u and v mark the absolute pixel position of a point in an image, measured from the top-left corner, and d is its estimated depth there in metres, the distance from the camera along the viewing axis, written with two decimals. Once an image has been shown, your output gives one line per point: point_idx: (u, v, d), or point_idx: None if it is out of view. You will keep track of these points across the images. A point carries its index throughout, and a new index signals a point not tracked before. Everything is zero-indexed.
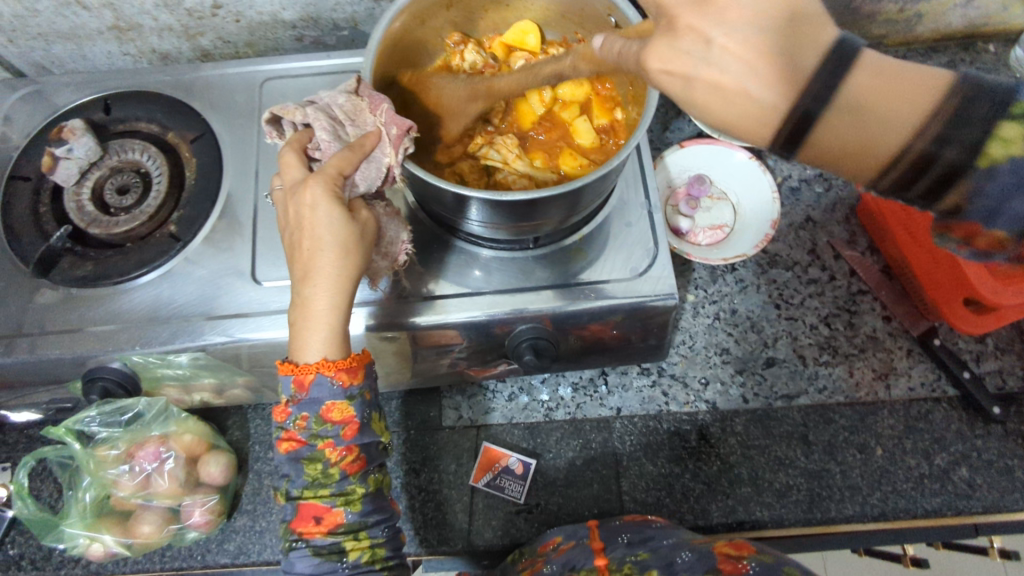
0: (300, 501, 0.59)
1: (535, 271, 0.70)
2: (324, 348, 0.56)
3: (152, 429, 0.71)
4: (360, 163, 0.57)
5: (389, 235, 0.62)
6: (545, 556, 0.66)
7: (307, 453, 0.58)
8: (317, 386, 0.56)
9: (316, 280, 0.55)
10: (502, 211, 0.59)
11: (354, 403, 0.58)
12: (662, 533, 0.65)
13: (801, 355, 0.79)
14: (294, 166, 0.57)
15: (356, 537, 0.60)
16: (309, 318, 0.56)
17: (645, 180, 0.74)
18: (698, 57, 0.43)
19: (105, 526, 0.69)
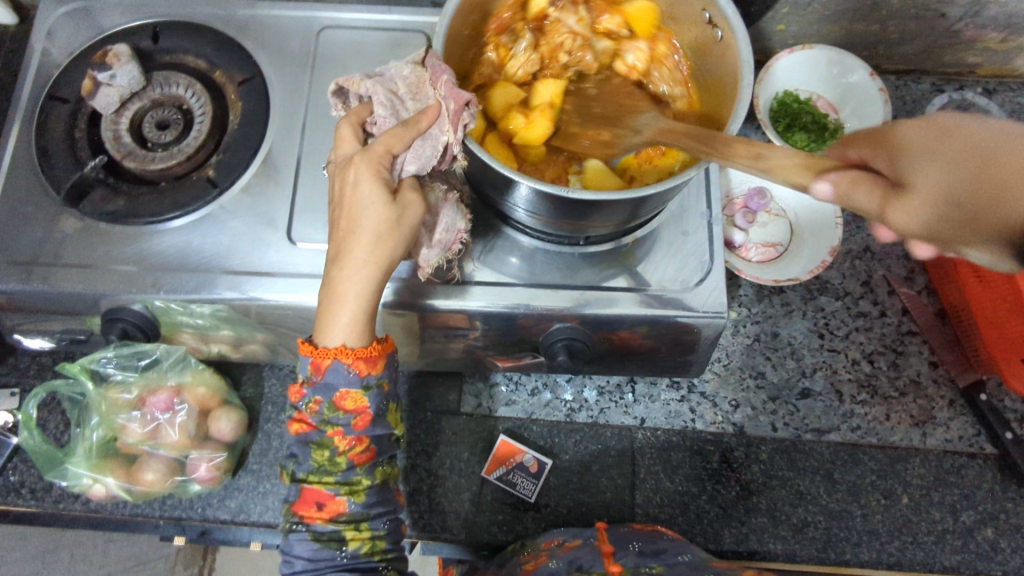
0: (304, 484, 0.59)
1: (581, 269, 0.67)
2: (346, 334, 0.54)
3: (168, 378, 0.69)
4: (415, 142, 0.54)
5: (440, 222, 0.59)
6: (550, 551, 0.64)
7: (316, 438, 0.58)
8: (332, 371, 0.54)
9: (345, 263, 0.52)
10: (558, 206, 0.56)
11: (369, 393, 0.56)
12: (674, 547, 0.64)
13: (838, 390, 0.76)
14: (348, 139, 0.54)
15: (357, 528, 0.59)
16: (335, 302, 0.53)
17: (710, 189, 0.70)
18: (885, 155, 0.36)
19: (109, 469, 0.68)
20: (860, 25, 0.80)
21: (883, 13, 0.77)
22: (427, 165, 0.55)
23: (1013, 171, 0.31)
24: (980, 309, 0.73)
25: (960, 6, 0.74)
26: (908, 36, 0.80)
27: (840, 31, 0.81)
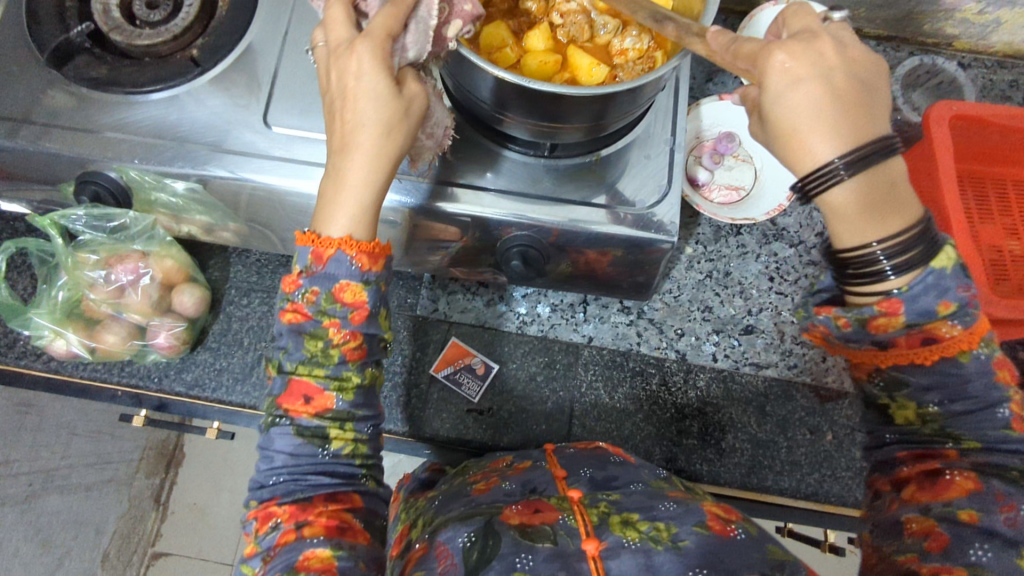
0: (293, 376, 0.55)
1: (543, 179, 0.69)
2: (350, 222, 0.53)
3: (134, 245, 0.71)
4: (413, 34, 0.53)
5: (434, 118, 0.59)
6: (498, 469, 0.67)
7: (311, 327, 0.55)
8: (333, 261, 0.53)
9: (353, 155, 0.52)
10: (522, 101, 0.58)
11: (368, 289, 0.54)
12: (625, 476, 0.63)
13: (780, 329, 0.79)
14: (340, 28, 0.52)
15: (342, 427, 0.56)
16: (340, 193, 0.53)
17: (676, 117, 0.72)
18: (823, 76, 0.41)
19: (72, 326, 0.71)
20: None
21: None
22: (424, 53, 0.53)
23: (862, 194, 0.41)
24: None
25: None
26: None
27: None
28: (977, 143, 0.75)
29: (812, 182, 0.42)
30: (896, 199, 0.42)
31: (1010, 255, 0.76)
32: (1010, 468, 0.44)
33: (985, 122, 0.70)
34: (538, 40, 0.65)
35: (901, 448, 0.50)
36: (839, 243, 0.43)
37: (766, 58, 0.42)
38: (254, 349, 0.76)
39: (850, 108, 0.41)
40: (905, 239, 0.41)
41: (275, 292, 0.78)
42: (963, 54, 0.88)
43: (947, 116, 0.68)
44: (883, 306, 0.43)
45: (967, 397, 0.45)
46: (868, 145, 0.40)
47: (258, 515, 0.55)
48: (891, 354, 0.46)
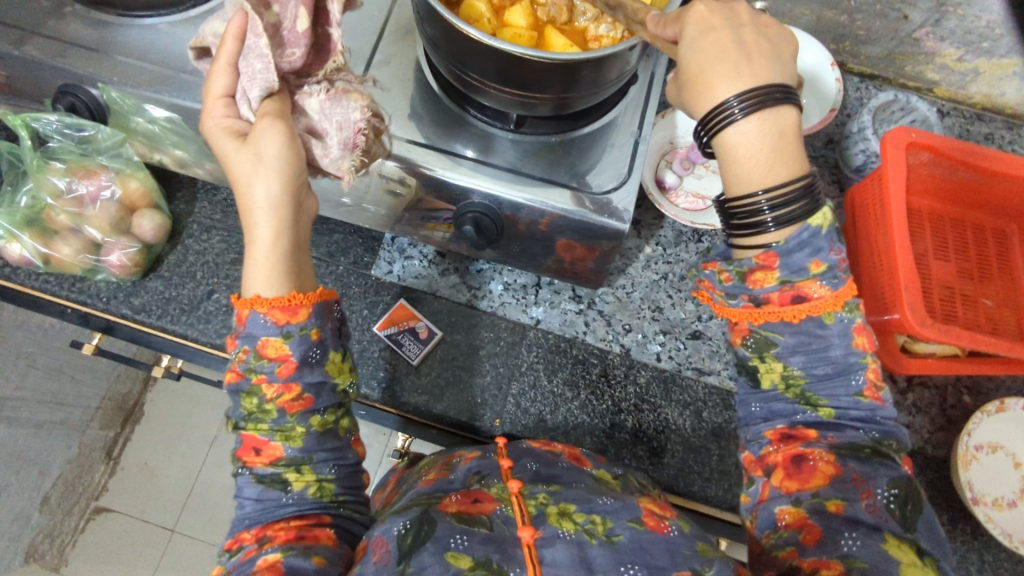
0: (241, 431, 0.48)
1: (507, 152, 0.69)
2: (262, 282, 0.46)
3: (100, 159, 0.72)
4: (281, 37, 0.46)
5: (332, 111, 0.47)
6: (452, 461, 0.61)
7: (246, 386, 0.47)
8: (250, 321, 0.46)
9: (254, 214, 0.45)
10: (485, 63, 0.59)
11: (291, 342, 0.46)
12: (572, 476, 0.58)
13: (727, 339, 0.79)
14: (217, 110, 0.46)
15: (300, 470, 0.47)
16: (248, 258, 0.46)
17: (645, 111, 0.74)
18: (729, 25, 0.44)
19: (28, 231, 0.71)
20: (830, 13, 0.83)
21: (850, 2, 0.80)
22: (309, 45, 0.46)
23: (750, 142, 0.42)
24: (865, 275, 0.73)
25: (921, 10, 0.77)
26: (871, 34, 0.83)
27: (811, 15, 0.84)
28: (939, 179, 0.77)
29: (709, 122, 0.43)
30: (785, 149, 0.42)
31: (960, 294, 0.76)
32: (862, 447, 0.45)
33: (945, 156, 0.72)
34: (519, 16, 0.66)
35: (767, 428, 0.48)
36: (730, 190, 0.44)
37: (685, 10, 0.45)
38: (206, 284, 0.77)
39: (755, 56, 0.43)
40: (790, 191, 0.42)
41: (235, 233, 0.79)
42: (943, 101, 0.90)
43: (904, 139, 0.69)
44: (761, 258, 0.44)
45: (824, 360, 0.46)
46: (763, 89, 0.41)
47: (228, 547, 0.46)
48: (766, 312, 0.45)
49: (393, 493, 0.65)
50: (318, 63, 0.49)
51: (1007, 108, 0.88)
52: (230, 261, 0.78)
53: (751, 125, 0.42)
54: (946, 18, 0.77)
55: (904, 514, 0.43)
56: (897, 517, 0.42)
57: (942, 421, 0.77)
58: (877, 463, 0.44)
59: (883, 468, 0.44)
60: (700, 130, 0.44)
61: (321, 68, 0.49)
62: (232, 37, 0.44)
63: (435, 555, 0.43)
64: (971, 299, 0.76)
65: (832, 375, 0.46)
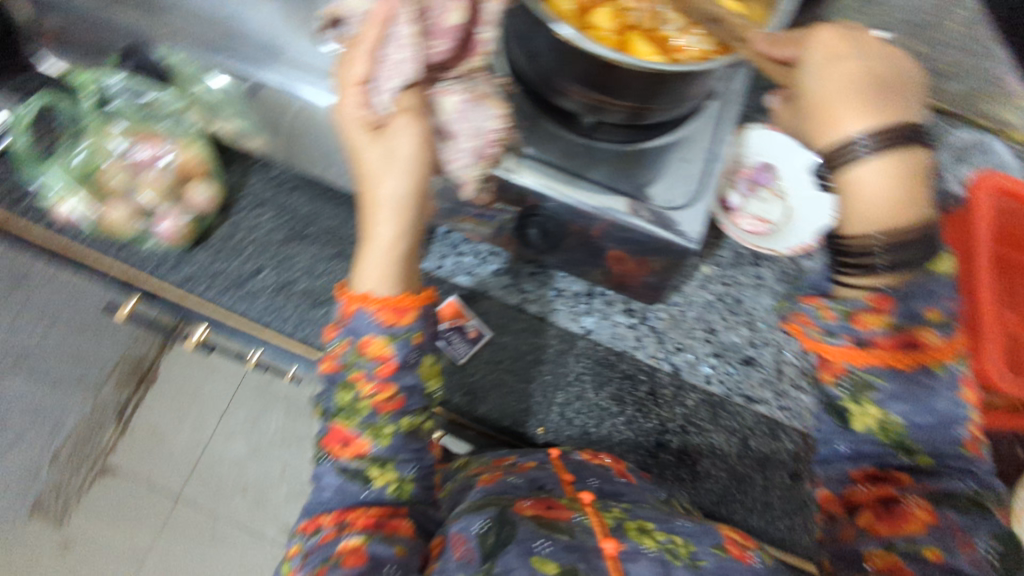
0: (330, 422, 0.50)
1: (577, 156, 0.67)
2: (375, 279, 0.48)
3: (160, 125, 0.72)
4: (427, 27, 0.46)
5: (471, 115, 0.46)
6: (501, 469, 0.59)
7: (342, 377, 0.49)
8: (357, 316, 0.48)
9: (380, 210, 0.47)
10: (572, 65, 0.58)
11: (395, 344, 0.48)
12: (633, 493, 0.56)
13: (781, 368, 0.77)
14: (354, 99, 0.46)
15: (382, 468, 0.49)
16: (367, 251, 0.48)
17: (722, 128, 0.71)
18: (857, 58, 0.49)
19: (82, 190, 0.70)
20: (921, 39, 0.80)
21: None
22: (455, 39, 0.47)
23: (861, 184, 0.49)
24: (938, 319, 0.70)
25: None
26: None
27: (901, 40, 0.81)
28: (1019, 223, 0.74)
29: (836, 159, 0.49)
30: (915, 190, 0.47)
31: None
32: (960, 497, 0.45)
33: None
34: (603, 18, 0.61)
35: (851, 467, 0.50)
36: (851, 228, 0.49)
37: (810, 36, 0.51)
38: (253, 261, 0.75)
39: (869, 93, 0.48)
40: (911, 234, 0.47)
41: (287, 211, 0.77)
42: None
43: None
44: (878, 303, 0.46)
45: (927, 411, 0.47)
46: (894, 129, 0.47)
47: (304, 528, 0.49)
48: (870, 354, 0.49)
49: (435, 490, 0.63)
50: (458, 61, 0.48)
51: None
52: (280, 241, 0.76)
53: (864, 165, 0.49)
54: None
55: (1007, 565, 0.43)
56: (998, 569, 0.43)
57: None
58: (976, 515, 0.45)
59: (984, 522, 0.45)
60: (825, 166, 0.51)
61: (459, 65, 0.47)
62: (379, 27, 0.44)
63: (520, 558, 0.43)
64: None
65: (933, 425, 0.47)
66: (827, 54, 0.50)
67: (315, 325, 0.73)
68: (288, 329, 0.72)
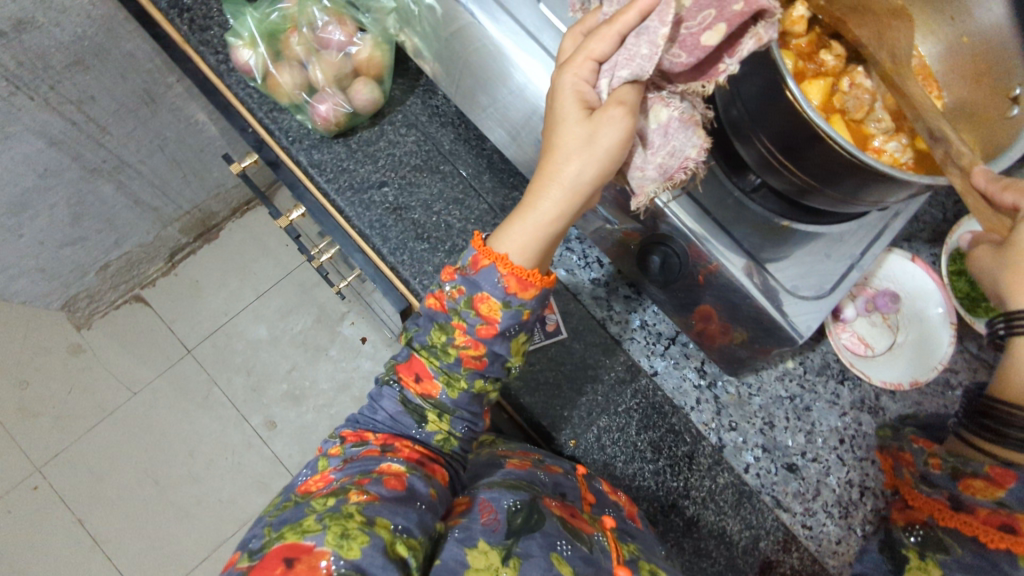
0: (414, 353, 0.52)
1: (727, 210, 0.67)
2: (516, 247, 0.47)
3: (360, 18, 0.73)
4: (677, 34, 0.45)
5: (675, 134, 0.48)
6: (534, 458, 0.59)
7: (442, 319, 0.50)
8: (485, 272, 0.47)
9: (551, 185, 0.46)
10: (778, 122, 0.57)
11: (506, 312, 0.48)
12: (642, 539, 0.55)
13: (819, 488, 0.75)
14: (581, 71, 0.44)
15: (438, 416, 0.52)
16: (519, 217, 0.47)
17: (874, 242, 0.69)
18: None
19: (268, 45, 0.72)
20: None
21: None
22: (698, 57, 0.46)
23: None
24: None
25: None
26: None
27: None
28: None
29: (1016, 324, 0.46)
30: None
31: None
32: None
33: None
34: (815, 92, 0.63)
35: None
36: (1001, 390, 0.46)
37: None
38: (382, 173, 0.76)
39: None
40: None
41: (429, 142, 0.78)
42: None
43: None
44: (995, 471, 0.43)
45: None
46: None
47: (346, 435, 0.52)
48: (956, 517, 0.43)
49: None
50: (685, 78, 0.48)
51: None
52: (412, 165, 0.77)
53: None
54: None
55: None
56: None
57: None
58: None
59: None
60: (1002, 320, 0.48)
61: (687, 82, 0.48)
62: (638, 11, 0.42)
63: (541, 549, 0.44)
64: None
65: None
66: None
67: (410, 255, 0.74)
68: (385, 248, 0.74)
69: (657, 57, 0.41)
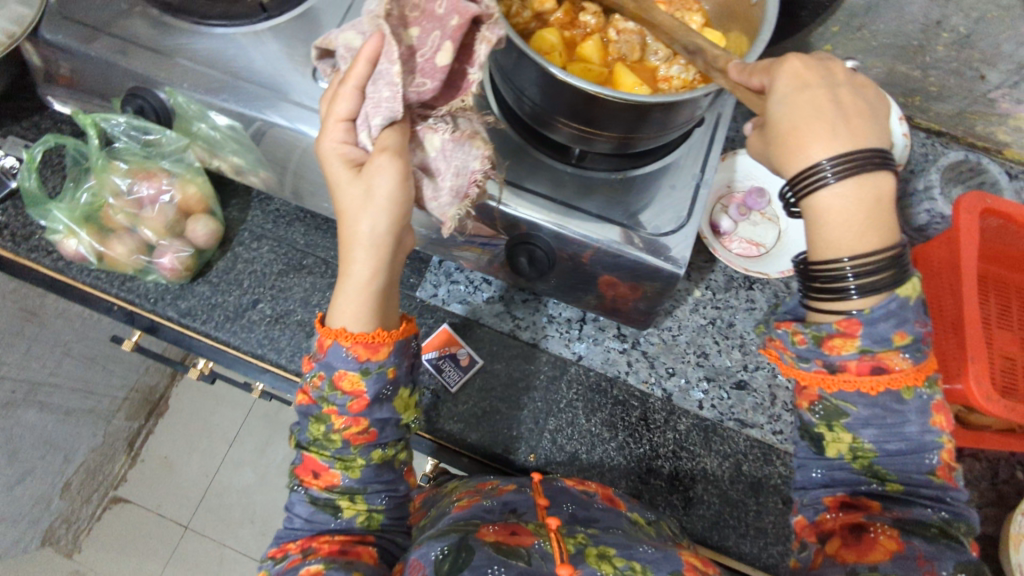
0: (304, 452, 0.53)
1: (566, 185, 0.68)
2: (349, 316, 0.49)
3: (164, 164, 0.73)
4: (414, 65, 0.46)
5: (452, 154, 0.50)
6: (482, 490, 0.61)
7: (315, 411, 0.52)
8: (331, 351, 0.50)
9: (354, 248, 0.48)
10: (566, 99, 0.59)
11: (367, 379, 0.50)
12: (607, 520, 0.57)
13: (773, 392, 0.77)
14: (337, 133, 0.47)
15: (351, 500, 0.53)
16: (340, 288, 0.49)
17: (708, 155, 0.72)
18: (826, 84, 0.43)
19: (87, 228, 0.73)
20: (903, 67, 0.81)
21: (926, 58, 0.78)
22: (441, 79, 0.47)
23: (830, 218, 0.42)
24: None
25: (999, 72, 0.75)
26: (944, 91, 0.81)
27: (883, 67, 0.82)
28: (1005, 247, 0.75)
29: (800, 182, 0.42)
30: (878, 215, 0.41)
31: None
32: (929, 526, 0.43)
33: (1016, 224, 0.71)
34: (589, 55, 0.65)
35: (827, 495, 0.48)
36: (814, 252, 0.43)
37: (779, 64, 0.44)
38: (251, 293, 0.77)
39: (852, 118, 0.42)
40: (878, 260, 0.41)
41: (284, 244, 0.80)
42: (1013, 163, 0.88)
43: (979, 205, 0.66)
44: (842, 324, 0.43)
45: (899, 437, 0.44)
46: (863, 152, 0.40)
47: (272, 554, 0.52)
48: (840, 380, 0.44)
49: (421, 515, 0.64)
50: (444, 99, 0.49)
51: None
52: (277, 272, 0.78)
53: (834, 206, 0.41)
54: None
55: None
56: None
57: (990, 495, 0.75)
58: (944, 545, 0.42)
59: (951, 551, 0.42)
60: (788, 188, 0.43)
61: (448, 103, 0.49)
62: (365, 60, 0.44)
63: None
64: None
65: (906, 452, 0.45)
66: (796, 80, 0.44)
67: None
68: (283, 359, 0.74)
69: (399, 95, 0.44)
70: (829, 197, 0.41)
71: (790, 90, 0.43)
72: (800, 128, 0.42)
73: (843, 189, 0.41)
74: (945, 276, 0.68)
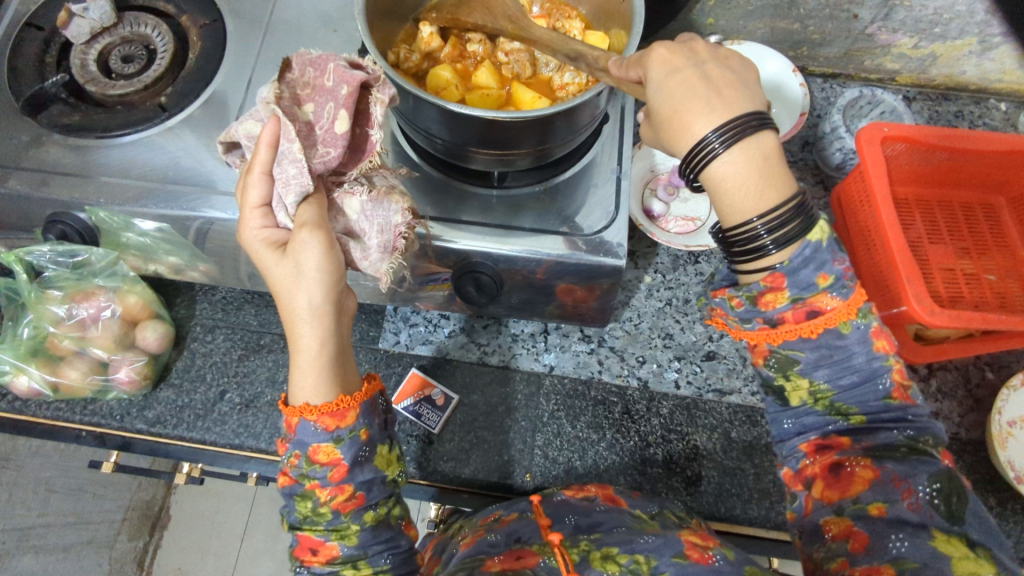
0: (298, 532, 0.53)
1: (495, 208, 0.70)
2: (309, 390, 0.49)
3: (97, 280, 0.72)
4: (315, 138, 0.48)
5: (374, 213, 0.52)
6: (484, 525, 0.61)
7: (299, 489, 0.52)
8: (300, 428, 0.50)
9: (296, 324, 0.48)
10: (471, 130, 0.60)
11: (342, 446, 0.50)
12: (611, 520, 0.57)
13: (742, 355, 0.79)
14: (256, 220, 0.48)
15: (355, 567, 0.52)
16: (294, 366, 0.49)
17: (621, 147, 0.75)
18: (694, 63, 0.46)
19: (35, 361, 0.72)
20: (782, 23, 0.85)
21: (800, 11, 0.82)
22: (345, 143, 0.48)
23: (728, 185, 0.44)
24: (864, 264, 0.74)
25: (869, 8, 0.79)
26: (826, 37, 0.85)
27: (765, 28, 0.86)
28: (920, 166, 0.79)
29: (692, 159, 0.44)
30: (771, 172, 0.44)
31: (963, 273, 0.78)
32: (897, 447, 0.45)
33: (923, 144, 0.74)
34: (484, 82, 0.67)
35: (801, 441, 0.49)
36: (725, 221, 0.45)
37: (647, 55, 0.47)
38: (217, 385, 0.76)
39: (723, 89, 0.45)
40: (783, 213, 0.43)
41: (239, 329, 0.80)
42: (907, 87, 0.93)
43: (879, 136, 0.70)
44: (768, 280, 0.45)
45: (850, 369, 0.46)
46: (739, 119, 0.43)
47: None
48: (783, 332, 0.46)
49: (434, 562, 0.64)
50: (353, 163, 0.52)
51: (970, 84, 0.91)
52: (237, 358, 0.78)
53: (727, 173, 0.44)
54: (895, 10, 0.79)
55: (950, 508, 0.42)
56: (942, 512, 0.42)
57: (969, 402, 0.78)
58: (915, 460, 0.44)
59: (922, 464, 0.44)
60: (686, 168, 0.45)
61: (357, 166, 0.52)
62: (266, 144, 0.47)
63: None
64: (974, 275, 0.78)
65: (859, 384, 0.47)
66: (667, 66, 0.46)
67: None
68: (262, 442, 0.74)
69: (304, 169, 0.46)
70: (722, 165, 0.43)
71: (664, 77, 0.46)
72: (681, 109, 0.45)
73: (731, 155, 0.43)
74: (868, 208, 0.71)
